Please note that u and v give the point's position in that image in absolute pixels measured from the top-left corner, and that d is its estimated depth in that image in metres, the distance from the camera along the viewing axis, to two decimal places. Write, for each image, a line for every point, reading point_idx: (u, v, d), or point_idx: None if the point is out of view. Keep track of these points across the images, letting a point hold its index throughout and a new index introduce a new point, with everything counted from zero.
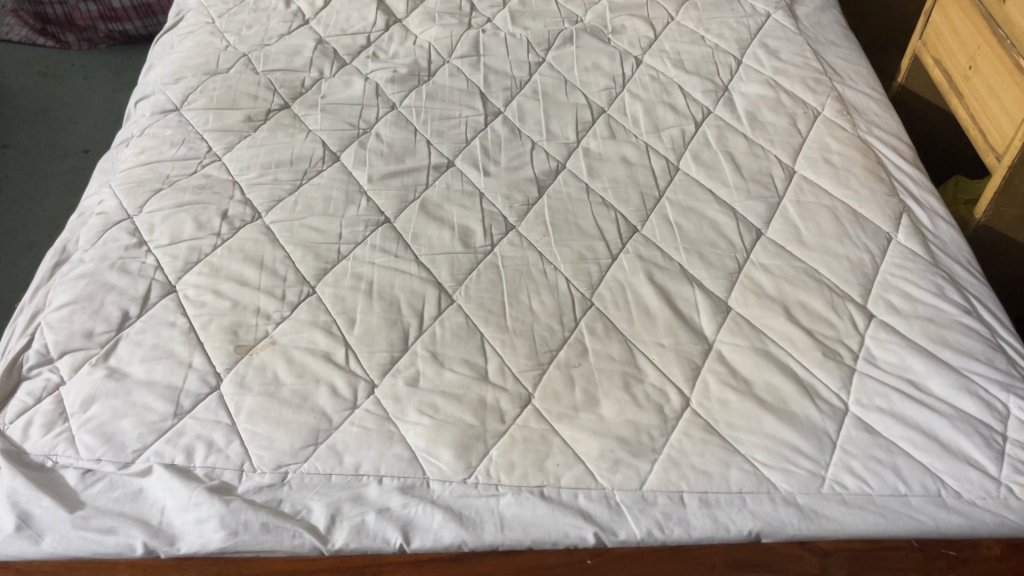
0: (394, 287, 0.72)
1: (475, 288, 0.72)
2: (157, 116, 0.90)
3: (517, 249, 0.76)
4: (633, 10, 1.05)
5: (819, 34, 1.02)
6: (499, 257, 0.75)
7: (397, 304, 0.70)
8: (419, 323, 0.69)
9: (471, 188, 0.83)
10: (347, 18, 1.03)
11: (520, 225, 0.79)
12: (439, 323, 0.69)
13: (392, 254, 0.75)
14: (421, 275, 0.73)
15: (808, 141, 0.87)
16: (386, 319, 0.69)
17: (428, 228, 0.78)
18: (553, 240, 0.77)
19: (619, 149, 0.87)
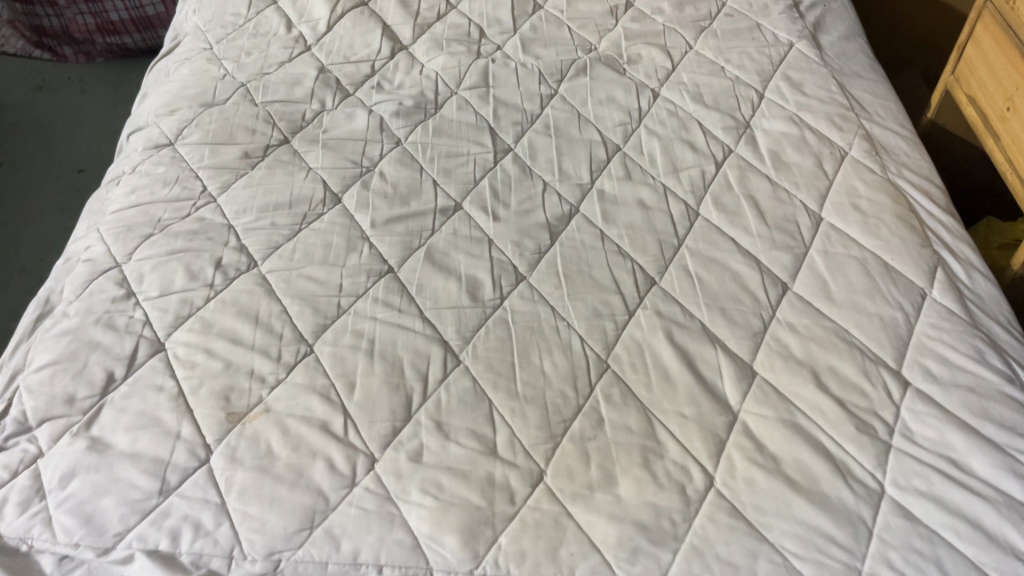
0: (398, 346, 0.67)
1: (483, 347, 0.68)
2: (150, 150, 0.85)
3: (528, 303, 0.72)
4: (650, 38, 1.00)
5: (845, 64, 0.97)
6: (508, 311, 0.71)
7: (399, 365, 0.66)
8: (423, 387, 0.65)
9: (479, 233, 0.78)
10: (351, 44, 0.98)
11: (531, 275, 0.74)
12: (444, 387, 0.65)
13: (394, 309, 0.70)
14: (426, 332, 0.69)
15: (835, 184, 0.83)
16: (388, 383, 0.64)
17: (434, 280, 0.73)
18: (566, 293, 0.73)
19: (635, 191, 0.82)
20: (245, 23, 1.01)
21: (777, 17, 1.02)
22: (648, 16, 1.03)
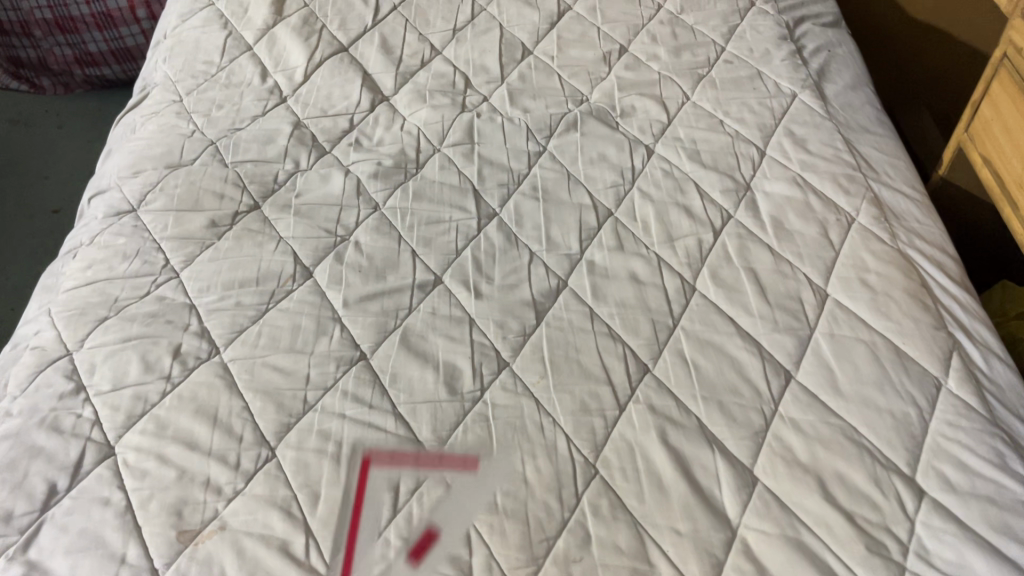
0: (371, 463, 0.61)
1: (466, 457, 0.62)
2: (111, 219, 0.80)
3: (510, 396, 0.66)
4: (644, 88, 0.95)
5: (851, 117, 0.92)
6: (492, 407, 0.65)
7: (373, 487, 0.60)
8: (404, 513, 0.59)
9: (455, 310, 0.73)
10: (329, 95, 0.93)
11: (506, 361, 0.69)
12: (428, 512, 0.59)
13: (365, 417, 0.64)
14: (400, 446, 0.62)
15: (841, 256, 0.77)
16: (362, 513, 0.58)
17: (407, 376, 0.67)
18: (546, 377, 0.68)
19: (627, 263, 0.77)
20: (218, 73, 0.96)
21: (779, 64, 0.97)
22: (642, 63, 0.98)
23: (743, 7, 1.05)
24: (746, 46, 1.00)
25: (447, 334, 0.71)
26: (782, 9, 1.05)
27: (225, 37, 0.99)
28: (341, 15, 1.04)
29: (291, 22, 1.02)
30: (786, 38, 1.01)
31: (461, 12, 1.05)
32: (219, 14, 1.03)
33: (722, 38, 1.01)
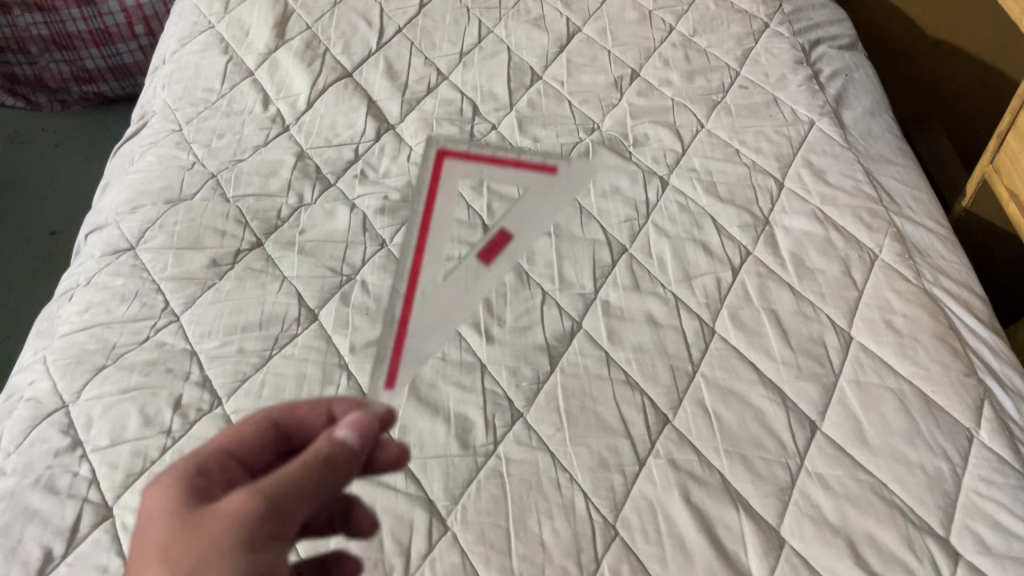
0: (423, 263, 0.67)
1: (509, 245, 0.70)
2: (108, 257, 0.77)
3: (545, 194, 0.74)
4: (657, 115, 0.92)
5: (871, 146, 0.89)
6: (524, 241, 0.71)
7: (424, 271, 0.66)
8: (455, 279, 0.65)
9: (490, 147, 0.73)
10: (333, 124, 0.91)
11: (544, 158, 0.75)
12: (476, 285, 0.66)
13: (420, 223, 0.70)
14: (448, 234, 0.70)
15: (865, 295, 0.75)
16: (416, 285, 0.65)
17: (453, 177, 0.74)
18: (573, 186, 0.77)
19: (644, 304, 0.74)
20: (218, 100, 0.93)
21: (796, 90, 0.94)
22: (655, 89, 0.95)
23: (757, 29, 1.02)
24: (762, 70, 0.97)
25: (490, 160, 0.73)
26: (797, 32, 1.02)
27: (225, 62, 0.97)
28: (345, 39, 1.01)
29: (293, 46, 0.99)
30: (802, 62, 0.98)
31: (467, 34, 1.03)
32: (220, 38, 1.00)
33: (736, 61, 0.98)
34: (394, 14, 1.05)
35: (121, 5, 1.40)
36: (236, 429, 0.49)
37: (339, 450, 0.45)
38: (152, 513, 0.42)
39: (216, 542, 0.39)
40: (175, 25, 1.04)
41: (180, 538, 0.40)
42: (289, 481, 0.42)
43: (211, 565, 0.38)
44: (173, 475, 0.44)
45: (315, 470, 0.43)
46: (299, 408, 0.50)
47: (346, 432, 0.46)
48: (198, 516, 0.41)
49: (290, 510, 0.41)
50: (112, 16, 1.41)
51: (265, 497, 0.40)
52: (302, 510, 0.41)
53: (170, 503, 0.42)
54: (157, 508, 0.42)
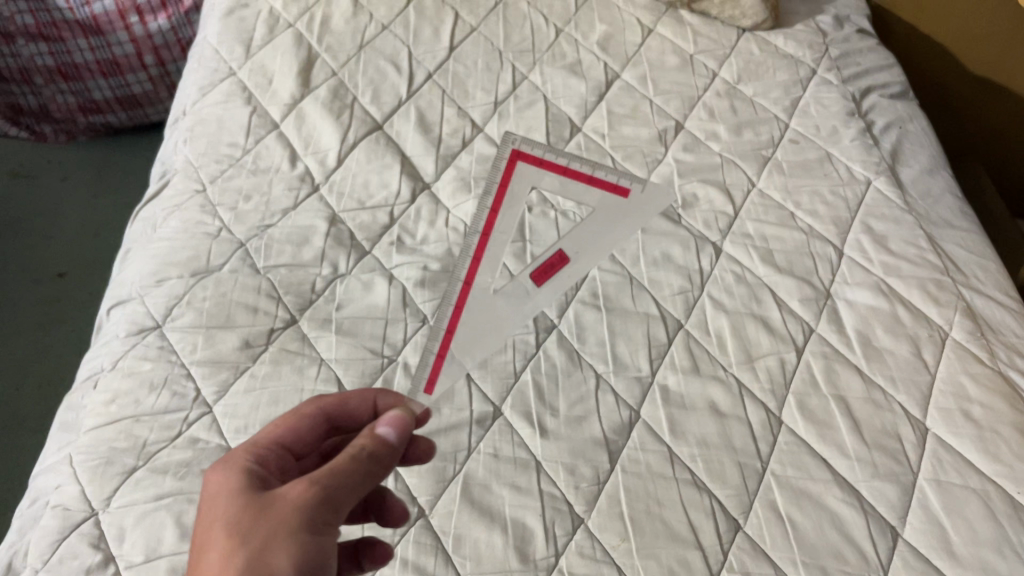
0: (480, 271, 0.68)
1: (565, 266, 0.71)
2: (134, 338, 0.73)
3: (613, 215, 0.72)
4: (706, 174, 0.88)
5: (931, 208, 0.85)
6: (583, 265, 0.71)
7: (476, 279, 0.68)
8: (502, 300, 0.68)
9: (564, 157, 0.71)
10: (365, 184, 0.86)
11: (618, 178, 0.72)
12: (522, 306, 0.69)
13: (481, 230, 0.70)
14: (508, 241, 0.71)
15: (938, 380, 0.71)
16: (468, 295, 0.68)
17: (520, 183, 0.71)
18: (648, 211, 0.72)
19: (705, 390, 0.70)
20: (243, 157, 0.88)
21: (849, 145, 0.90)
22: (701, 143, 0.91)
23: (804, 76, 0.98)
24: (812, 123, 0.93)
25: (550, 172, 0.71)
26: (846, 78, 0.98)
27: (249, 113, 0.92)
28: (374, 86, 0.97)
29: (320, 95, 0.94)
30: (854, 113, 0.94)
31: (501, 81, 0.99)
32: (242, 86, 0.96)
33: (785, 112, 0.94)
34: (423, 58, 1.01)
35: (130, 34, 1.35)
36: (288, 429, 0.53)
37: (381, 446, 0.49)
38: (216, 499, 0.46)
39: (280, 522, 0.43)
40: (193, 71, 0.99)
41: (245, 517, 0.44)
42: (340, 468, 0.46)
43: (278, 542, 0.42)
44: (233, 467, 0.48)
45: (362, 460, 0.47)
46: (348, 403, 0.57)
47: (387, 429, 0.50)
48: (260, 499, 0.45)
49: (341, 495, 0.45)
50: (121, 46, 1.36)
51: (321, 482, 0.45)
52: (350, 494, 0.46)
53: (233, 490, 0.46)
54: (221, 493, 0.46)
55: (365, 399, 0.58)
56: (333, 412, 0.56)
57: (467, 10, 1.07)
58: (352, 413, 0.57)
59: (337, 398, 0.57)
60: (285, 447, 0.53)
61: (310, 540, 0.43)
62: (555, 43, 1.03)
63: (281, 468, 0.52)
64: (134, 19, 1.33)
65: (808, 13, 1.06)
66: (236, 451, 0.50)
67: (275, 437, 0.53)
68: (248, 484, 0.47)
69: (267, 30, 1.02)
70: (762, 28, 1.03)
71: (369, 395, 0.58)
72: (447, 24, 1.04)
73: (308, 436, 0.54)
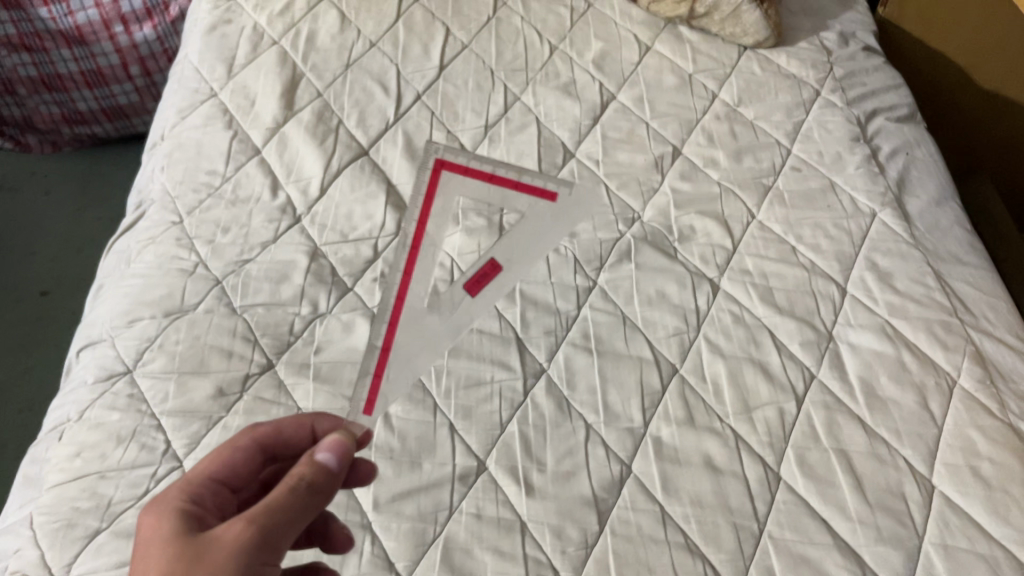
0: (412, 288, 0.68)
1: (496, 275, 0.72)
2: (102, 385, 0.69)
3: (545, 220, 0.72)
4: (704, 204, 0.84)
5: (939, 243, 0.82)
6: (507, 272, 0.72)
7: (409, 295, 0.68)
8: (433, 317, 0.67)
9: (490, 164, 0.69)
10: (348, 215, 0.83)
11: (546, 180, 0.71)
12: (454, 316, 0.68)
13: (411, 245, 0.70)
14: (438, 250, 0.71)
15: (946, 433, 0.68)
16: (399, 314, 0.66)
17: (447, 193, 0.70)
18: (578, 210, 0.72)
19: (700, 443, 0.67)
20: (222, 186, 0.85)
21: (854, 173, 0.86)
22: (699, 171, 0.87)
23: (807, 97, 0.94)
24: (816, 149, 0.89)
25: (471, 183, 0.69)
26: (851, 100, 0.94)
27: (230, 138, 0.89)
28: (360, 107, 0.93)
29: (303, 119, 0.91)
30: (859, 138, 0.90)
31: (492, 102, 0.95)
32: (223, 109, 0.92)
33: (787, 137, 0.90)
34: (412, 78, 0.97)
35: (115, 44, 1.31)
36: (222, 463, 0.50)
37: (321, 474, 0.47)
38: (151, 549, 0.43)
39: (216, 568, 0.41)
40: (173, 92, 0.96)
41: (179, 566, 0.41)
42: (277, 504, 0.44)
43: None
44: (167, 510, 0.45)
45: (302, 492, 0.45)
46: (285, 429, 0.53)
47: (325, 455, 0.48)
48: (195, 545, 0.43)
49: (278, 535, 0.43)
50: (106, 57, 1.33)
51: (257, 524, 0.43)
52: (289, 532, 0.44)
53: (167, 536, 0.44)
54: (155, 541, 0.44)
55: (303, 424, 0.54)
56: (269, 440, 0.52)
57: (458, 26, 1.03)
58: (289, 440, 0.53)
59: (273, 424, 0.53)
60: (218, 479, 0.49)
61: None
62: (549, 60, 0.99)
63: (220, 503, 0.49)
64: (119, 29, 1.30)
65: (812, 29, 1.02)
66: (170, 491, 0.47)
67: (207, 472, 0.49)
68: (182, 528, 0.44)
69: (251, 48, 0.98)
70: (764, 45, 0.99)
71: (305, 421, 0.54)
72: (437, 41, 1.01)
73: (243, 468, 0.51)
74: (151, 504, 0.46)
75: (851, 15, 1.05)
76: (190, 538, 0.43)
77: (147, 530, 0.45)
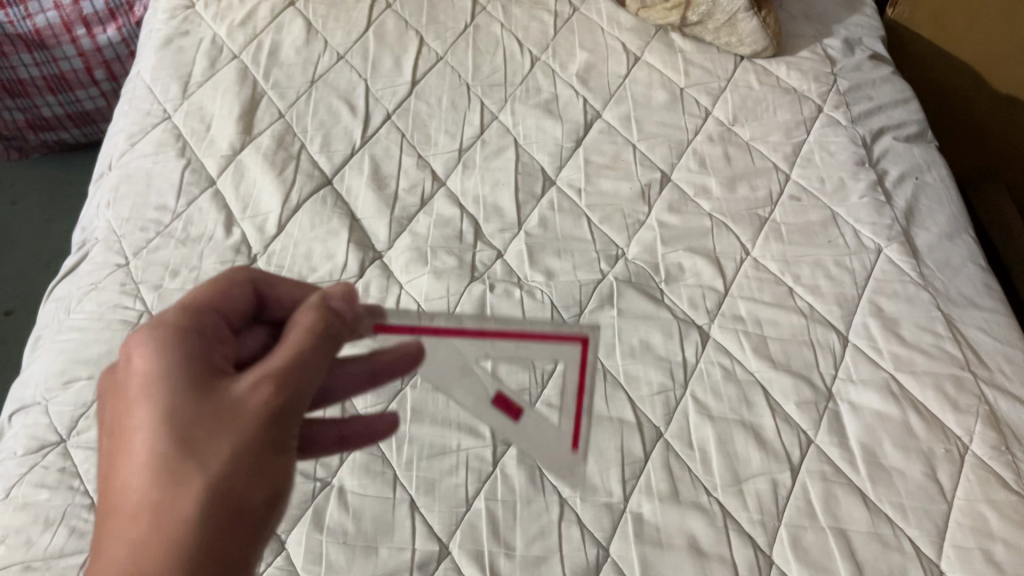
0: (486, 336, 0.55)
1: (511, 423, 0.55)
2: (33, 457, 0.64)
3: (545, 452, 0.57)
4: (694, 240, 0.77)
5: (950, 283, 0.75)
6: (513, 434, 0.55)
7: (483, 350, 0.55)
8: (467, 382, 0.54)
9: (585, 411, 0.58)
10: (308, 254, 0.76)
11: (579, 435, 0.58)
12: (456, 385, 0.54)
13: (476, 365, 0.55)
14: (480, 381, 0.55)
15: (955, 510, 0.62)
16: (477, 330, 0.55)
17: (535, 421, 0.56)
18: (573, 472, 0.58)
19: (685, 522, 0.61)
20: (172, 223, 0.79)
21: (858, 204, 0.79)
22: (690, 201, 0.81)
23: (808, 115, 0.87)
24: (817, 174, 0.82)
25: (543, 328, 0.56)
26: (856, 117, 0.87)
27: (182, 169, 0.82)
28: (324, 130, 0.86)
29: (262, 144, 0.84)
30: (864, 162, 0.83)
31: (468, 123, 0.88)
32: (177, 134, 0.85)
33: (785, 161, 0.83)
34: (382, 95, 0.90)
35: (77, 48, 1.24)
36: (215, 294, 0.46)
37: (327, 316, 0.45)
38: (140, 386, 0.39)
39: (231, 422, 0.38)
40: (124, 114, 0.89)
41: (186, 408, 0.38)
42: (298, 364, 0.42)
43: (221, 443, 0.38)
44: (151, 336, 0.41)
45: (318, 350, 0.43)
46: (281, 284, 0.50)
47: (336, 302, 0.46)
48: (207, 390, 0.39)
49: (301, 381, 0.41)
50: (68, 61, 1.25)
51: (281, 389, 0.40)
52: (311, 375, 0.42)
53: (149, 365, 0.40)
54: (148, 378, 0.39)
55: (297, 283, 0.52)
56: (263, 286, 0.50)
57: (434, 35, 0.95)
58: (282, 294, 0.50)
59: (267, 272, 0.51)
60: (216, 311, 0.46)
61: (284, 450, 0.40)
62: (530, 74, 0.92)
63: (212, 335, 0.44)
64: (81, 31, 1.22)
65: (815, 36, 0.94)
66: (164, 313, 0.43)
67: (206, 300, 0.46)
68: (175, 363, 0.40)
69: (208, 63, 0.91)
70: (763, 55, 0.92)
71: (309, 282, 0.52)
72: (410, 53, 0.93)
73: (240, 304, 0.48)
74: (144, 327, 0.41)
75: (856, 19, 0.98)
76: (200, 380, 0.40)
77: (130, 363, 0.40)
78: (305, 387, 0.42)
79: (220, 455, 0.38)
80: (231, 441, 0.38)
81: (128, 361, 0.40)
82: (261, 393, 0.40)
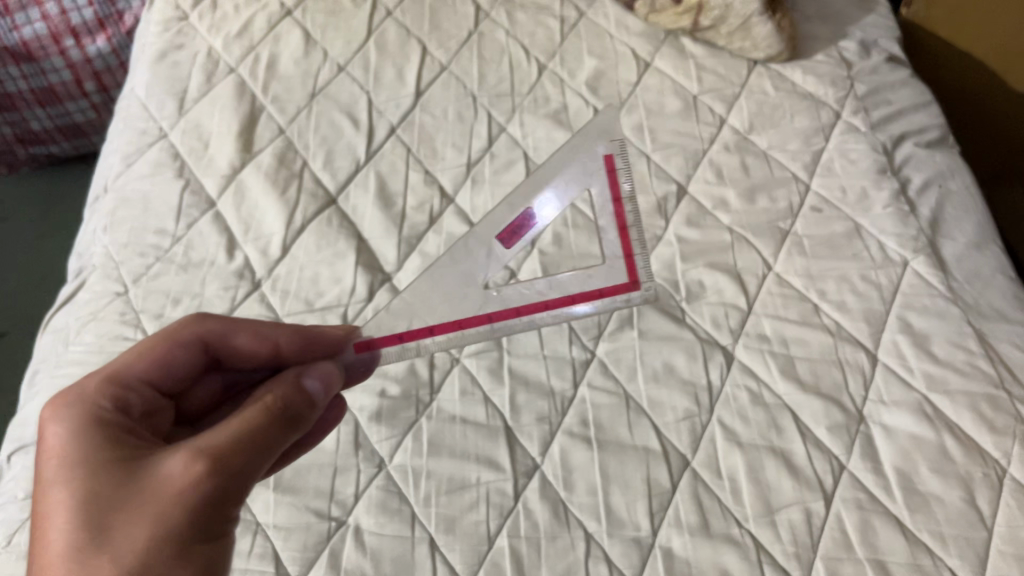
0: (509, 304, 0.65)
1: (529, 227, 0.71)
2: (35, 501, 0.61)
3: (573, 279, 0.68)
4: (715, 256, 0.75)
5: (979, 296, 0.73)
6: (483, 234, 0.69)
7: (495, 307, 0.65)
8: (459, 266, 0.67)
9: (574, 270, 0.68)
10: (314, 278, 0.74)
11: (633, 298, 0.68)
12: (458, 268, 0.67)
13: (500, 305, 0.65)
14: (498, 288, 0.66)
15: (997, 538, 0.60)
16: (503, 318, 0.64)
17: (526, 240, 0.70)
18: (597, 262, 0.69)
19: (718, 556, 0.59)
20: (172, 248, 0.76)
21: (881, 214, 0.77)
22: (708, 214, 0.78)
23: (826, 122, 0.84)
24: (838, 184, 0.80)
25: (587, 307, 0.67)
26: (875, 123, 0.85)
27: (181, 190, 0.79)
28: (327, 146, 0.83)
29: (263, 163, 0.81)
30: (886, 170, 0.80)
31: (475, 135, 0.85)
32: (174, 153, 0.82)
33: (805, 170, 0.81)
34: (385, 107, 0.87)
35: (66, 60, 1.20)
36: (154, 364, 0.49)
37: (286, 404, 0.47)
38: (61, 469, 0.41)
39: (151, 502, 0.39)
40: (119, 133, 0.86)
41: (108, 491, 0.40)
42: (247, 445, 0.42)
43: (142, 525, 0.39)
44: (77, 422, 0.43)
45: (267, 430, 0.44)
46: (235, 339, 0.53)
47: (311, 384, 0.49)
48: (133, 475, 0.41)
49: (250, 467, 0.42)
50: (57, 73, 1.22)
51: (214, 474, 0.41)
52: (261, 461, 0.43)
53: (75, 448, 0.42)
54: (69, 463, 0.41)
55: (258, 333, 0.54)
56: (217, 345, 0.53)
57: (436, 43, 0.92)
58: (237, 350, 0.54)
59: (221, 327, 0.53)
60: (149, 382, 0.49)
61: (210, 532, 0.40)
62: (537, 83, 0.89)
63: (144, 411, 0.47)
64: (70, 42, 1.18)
65: (829, 39, 0.92)
66: (88, 390, 0.45)
67: (143, 372, 0.49)
68: (93, 443, 0.42)
69: (204, 78, 0.88)
70: (777, 60, 0.89)
71: (267, 335, 0.54)
72: (412, 63, 0.90)
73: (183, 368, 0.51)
74: (68, 409, 0.44)
75: (871, 19, 0.95)
76: (127, 466, 0.41)
77: (53, 442, 0.42)
78: (253, 469, 0.43)
79: (141, 537, 0.38)
80: (152, 524, 0.39)
81: (53, 440, 0.42)
82: (192, 468, 0.40)
